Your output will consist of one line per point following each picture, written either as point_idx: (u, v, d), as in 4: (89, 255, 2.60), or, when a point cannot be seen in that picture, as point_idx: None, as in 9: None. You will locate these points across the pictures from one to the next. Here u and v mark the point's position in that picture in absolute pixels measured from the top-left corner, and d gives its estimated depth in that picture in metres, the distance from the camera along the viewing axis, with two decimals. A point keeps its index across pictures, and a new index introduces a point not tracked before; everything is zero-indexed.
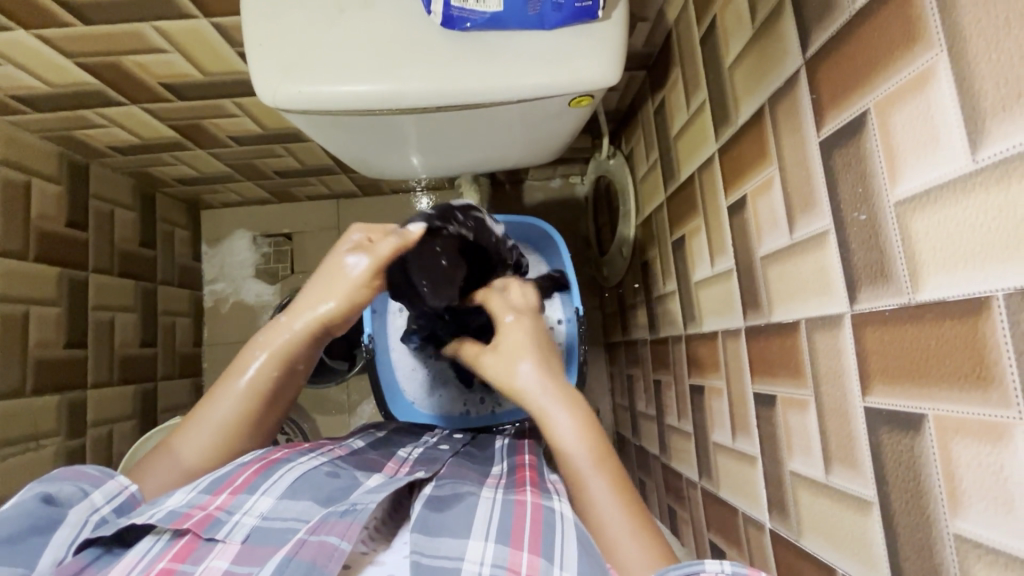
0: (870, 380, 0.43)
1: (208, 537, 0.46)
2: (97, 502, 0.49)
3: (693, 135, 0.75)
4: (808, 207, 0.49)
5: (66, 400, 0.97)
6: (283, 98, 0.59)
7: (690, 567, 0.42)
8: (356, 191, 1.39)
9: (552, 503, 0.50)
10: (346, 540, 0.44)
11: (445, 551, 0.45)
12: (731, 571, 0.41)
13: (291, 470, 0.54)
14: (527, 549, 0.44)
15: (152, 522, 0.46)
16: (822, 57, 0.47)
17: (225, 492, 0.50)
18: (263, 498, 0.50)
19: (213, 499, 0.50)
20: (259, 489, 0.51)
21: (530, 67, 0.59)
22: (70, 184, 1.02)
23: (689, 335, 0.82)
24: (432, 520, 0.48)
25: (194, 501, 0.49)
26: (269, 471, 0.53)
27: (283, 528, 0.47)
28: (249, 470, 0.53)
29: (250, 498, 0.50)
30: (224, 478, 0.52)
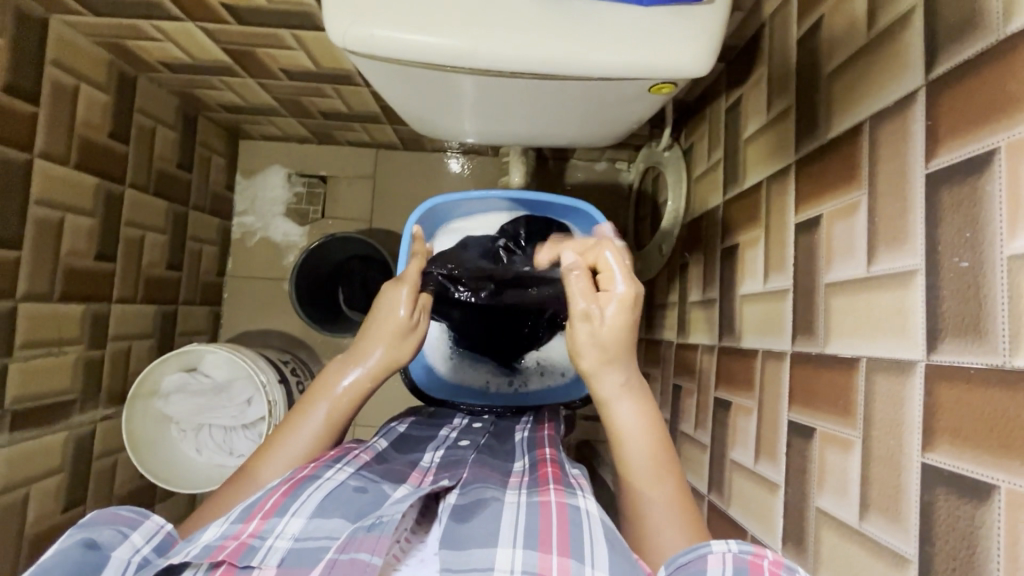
0: (935, 437, 0.41)
1: (244, 564, 0.45)
2: (138, 543, 0.47)
3: (767, 143, 0.71)
4: (895, 242, 0.46)
5: (90, 311, 0.98)
6: (354, 39, 0.55)
7: (697, 550, 0.43)
8: (397, 144, 1.36)
9: (577, 501, 0.51)
10: (377, 554, 0.44)
11: (475, 563, 0.45)
12: (736, 550, 0.43)
13: (320, 486, 0.53)
14: (556, 552, 0.45)
15: (190, 558, 0.45)
16: (948, 81, 0.42)
17: (257, 517, 0.49)
18: (294, 520, 0.48)
19: (245, 527, 0.48)
20: (289, 511, 0.49)
21: (618, 43, 0.55)
22: (117, 94, 1.00)
23: (723, 347, 0.79)
24: (458, 533, 0.48)
25: (228, 531, 0.47)
26: (298, 490, 0.52)
27: (315, 547, 0.46)
28: (279, 492, 0.51)
29: (282, 520, 0.48)
30: (255, 504, 0.50)
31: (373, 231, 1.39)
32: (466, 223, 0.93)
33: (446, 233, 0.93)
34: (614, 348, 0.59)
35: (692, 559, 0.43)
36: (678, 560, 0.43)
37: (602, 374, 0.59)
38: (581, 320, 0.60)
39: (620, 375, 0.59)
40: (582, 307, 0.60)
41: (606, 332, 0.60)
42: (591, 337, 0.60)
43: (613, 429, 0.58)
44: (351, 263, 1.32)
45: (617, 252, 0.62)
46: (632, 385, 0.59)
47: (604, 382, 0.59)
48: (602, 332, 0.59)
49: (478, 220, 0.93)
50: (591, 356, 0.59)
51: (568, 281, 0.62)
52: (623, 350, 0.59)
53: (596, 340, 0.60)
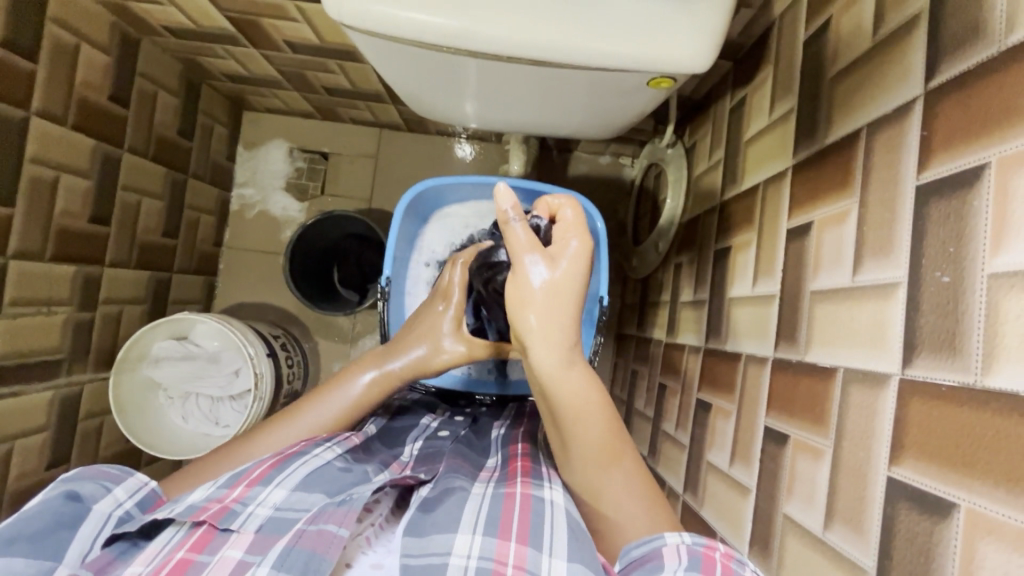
0: (903, 451, 0.40)
1: (223, 528, 0.46)
2: (120, 497, 0.49)
3: (768, 144, 0.70)
4: (882, 252, 0.45)
5: (82, 273, 0.98)
6: (349, 13, 0.54)
7: (652, 542, 0.45)
8: (400, 124, 1.35)
9: (541, 493, 0.51)
10: (344, 527, 0.44)
11: (433, 549, 0.45)
12: (689, 542, 0.45)
13: (306, 462, 0.54)
14: (514, 540, 0.45)
15: (173, 515, 0.47)
16: (946, 91, 0.41)
17: (241, 484, 0.50)
18: (277, 490, 0.50)
19: (230, 492, 0.50)
20: (274, 482, 0.51)
21: (617, 33, 0.54)
22: (119, 57, 0.99)
23: (708, 349, 0.79)
24: (428, 519, 0.48)
25: (213, 495, 0.49)
26: (285, 464, 0.53)
27: (292, 518, 0.47)
28: (266, 464, 0.53)
29: (265, 489, 0.50)
30: (242, 472, 0.52)
31: (372, 212, 1.38)
32: (460, 210, 0.92)
33: (438, 218, 0.92)
34: (557, 304, 0.53)
35: (646, 551, 0.45)
36: (632, 554, 0.45)
37: (536, 336, 0.53)
38: (534, 275, 0.53)
39: (562, 342, 0.54)
40: (531, 258, 0.53)
41: (561, 287, 0.53)
42: (540, 291, 0.53)
43: (555, 400, 0.55)
44: (347, 242, 1.31)
45: (576, 208, 0.56)
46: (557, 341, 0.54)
47: (542, 353, 0.54)
48: (548, 290, 0.53)
49: (473, 207, 0.93)
50: (530, 316, 0.53)
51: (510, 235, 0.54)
52: (558, 303, 0.53)
53: (542, 299, 0.53)
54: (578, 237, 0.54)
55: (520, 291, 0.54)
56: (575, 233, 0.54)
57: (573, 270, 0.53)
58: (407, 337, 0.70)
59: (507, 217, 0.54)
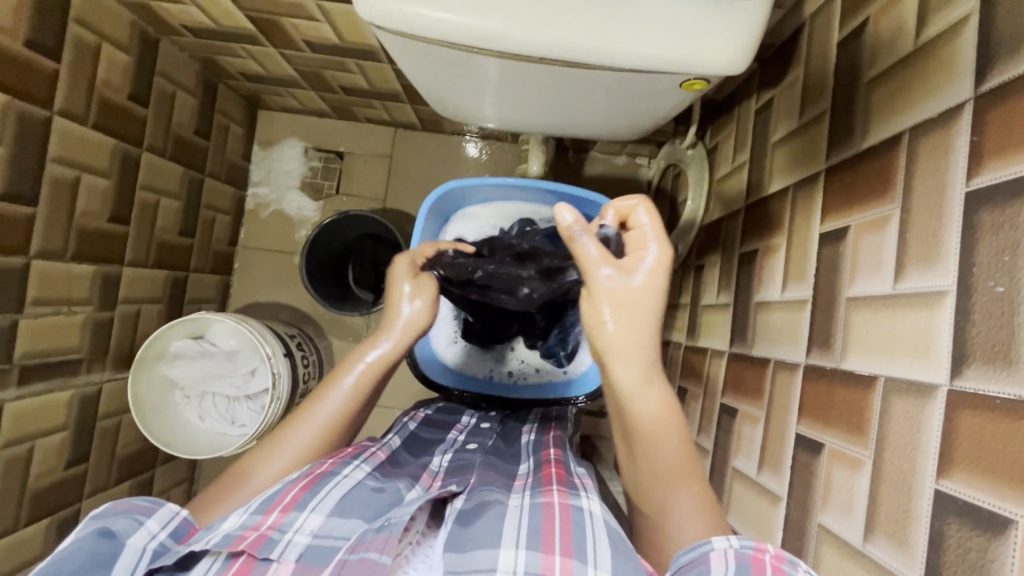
0: (951, 464, 0.40)
1: (263, 557, 0.46)
2: (153, 529, 0.49)
3: (797, 147, 0.68)
4: (926, 259, 0.44)
5: (101, 272, 0.98)
6: (380, 14, 0.54)
7: (700, 548, 0.44)
8: (416, 124, 1.35)
9: (580, 502, 0.51)
10: (386, 555, 0.44)
11: (478, 564, 0.44)
12: (737, 546, 0.44)
13: (339, 483, 0.54)
14: (558, 552, 0.44)
15: (209, 546, 0.46)
16: (999, 95, 0.40)
17: (275, 510, 0.50)
18: (313, 516, 0.49)
19: (265, 519, 0.49)
20: (309, 507, 0.50)
21: (652, 35, 0.53)
22: (139, 56, 0.99)
23: (733, 354, 0.78)
24: (464, 536, 0.48)
25: (247, 522, 0.49)
26: (317, 486, 0.53)
27: (332, 546, 0.47)
28: (298, 486, 0.52)
29: (301, 515, 0.49)
30: (274, 496, 0.51)
31: (387, 212, 1.38)
32: (482, 211, 0.92)
33: (461, 220, 0.92)
34: (635, 318, 0.53)
35: (694, 557, 0.44)
36: (680, 560, 0.44)
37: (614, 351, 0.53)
38: (609, 286, 0.52)
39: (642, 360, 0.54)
40: (605, 272, 0.52)
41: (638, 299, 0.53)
42: (615, 303, 0.53)
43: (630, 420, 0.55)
44: (362, 242, 1.31)
45: (652, 209, 0.55)
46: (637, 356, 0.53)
47: (624, 372, 0.54)
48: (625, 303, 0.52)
49: (495, 208, 0.92)
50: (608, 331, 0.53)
51: (579, 249, 0.54)
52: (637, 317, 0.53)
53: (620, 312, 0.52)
54: (658, 239, 0.53)
55: (595, 304, 0.53)
56: (654, 241, 0.54)
57: (654, 278, 0.52)
58: (388, 316, 0.67)
59: (571, 231, 0.53)
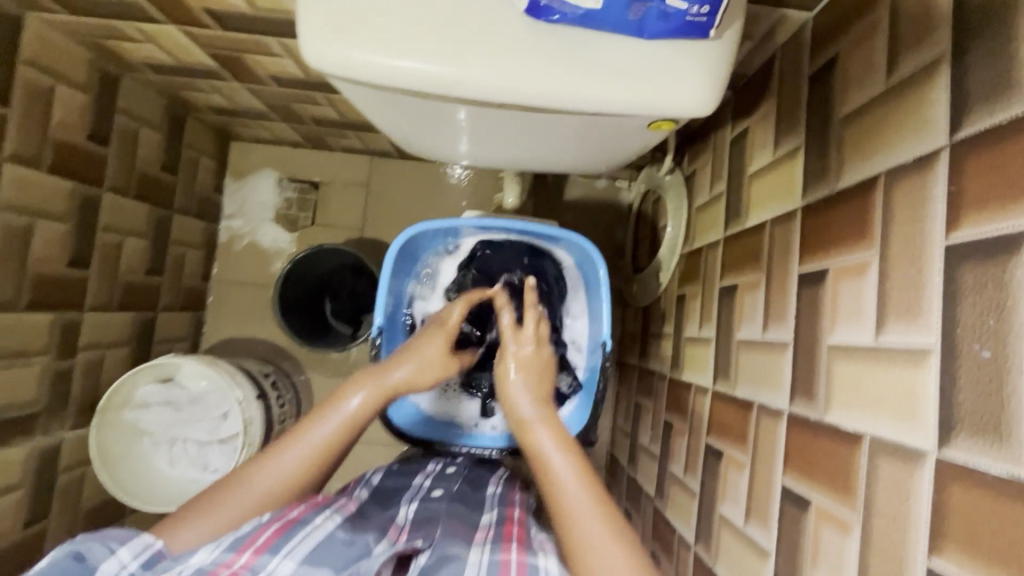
0: (943, 539, 0.37)
1: None
2: (126, 559, 0.47)
3: (774, 181, 0.66)
4: (909, 314, 0.42)
5: (60, 320, 0.94)
6: (331, 62, 0.51)
7: None
8: (392, 152, 1.32)
9: (536, 562, 0.50)
10: None
11: None
12: None
13: (310, 533, 0.51)
14: None
15: None
16: (975, 146, 0.38)
17: (249, 551, 0.47)
18: (285, 562, 0.47)
19: (238, 557, 0.47)
20: (282, 552, 0.48)
21: (615, 79, 0.51)
22: (99, 95, 0.96)
23: (717, 392, 0.76)
24: None
25: (219, 559, 0.46)
26: (291, 531, 0.50)
27: None
28: (271, 528, 0.50)
29: (273, 560, 0.47)
30: (248, 535, 0.49)
31: (364, 242, 1.35)
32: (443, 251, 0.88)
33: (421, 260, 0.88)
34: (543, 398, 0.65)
35: None
36: None
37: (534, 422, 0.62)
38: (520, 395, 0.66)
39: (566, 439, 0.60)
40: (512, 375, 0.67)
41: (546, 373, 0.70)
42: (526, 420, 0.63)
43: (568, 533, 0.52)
44: (340, 273, 1.27)
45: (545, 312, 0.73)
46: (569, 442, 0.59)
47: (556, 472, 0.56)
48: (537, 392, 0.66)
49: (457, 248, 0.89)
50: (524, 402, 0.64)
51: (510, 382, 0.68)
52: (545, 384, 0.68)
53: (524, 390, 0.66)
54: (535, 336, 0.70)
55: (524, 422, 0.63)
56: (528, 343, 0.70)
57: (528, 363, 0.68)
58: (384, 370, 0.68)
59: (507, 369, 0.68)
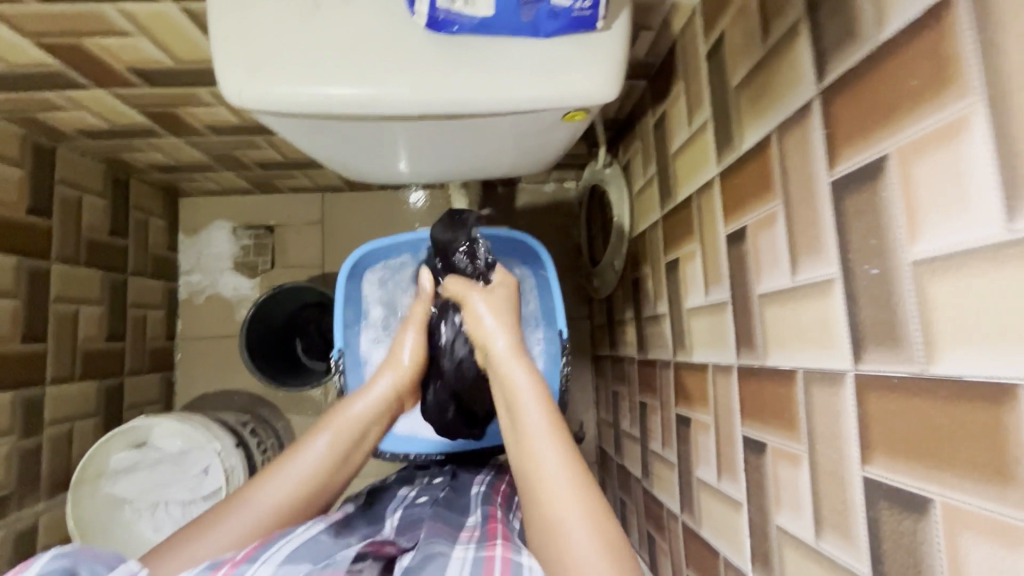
0: (871, 449, 0.39)
1: None
2: None
3: (693, 154, 0.70)
4: (812, 251, 0.46)
5: (21, 397, 0.92)
6: (250, 99, 0.53)
7: None
8: (341, 186, 1.34)
9: (520, 557, 0.53)
10: None
11: None
12: None
13: (289, 541, 0.56)
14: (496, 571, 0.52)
15: None
16: (838, 89, 0.42)
17: (225, 565, 0.52)
18: (263, 566, 0.51)
19: (215, 572, 0.51)
20: (259, 560, 0.52)
21: (520, 79, 0.54)
22: (34, 168, 0.96)
23: (677, 362, 0.79)
24: None
25: (197, 574, 0.51)
26: (266, 545, 0.55)
27: None
28: (247, 546, 0.55)
29: (252, 566, 0.51)
30: (223, 556, 0.53)
31: (327, 277, 1.35)
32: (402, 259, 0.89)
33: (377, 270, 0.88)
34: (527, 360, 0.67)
35: None
36: None
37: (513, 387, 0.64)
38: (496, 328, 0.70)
39: (547, 416, 0.61)
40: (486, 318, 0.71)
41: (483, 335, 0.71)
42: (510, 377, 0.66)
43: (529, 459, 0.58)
44: (307, 312, 1.28)
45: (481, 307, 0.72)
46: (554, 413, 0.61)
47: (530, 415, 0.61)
48: (507, 356, 0.67)
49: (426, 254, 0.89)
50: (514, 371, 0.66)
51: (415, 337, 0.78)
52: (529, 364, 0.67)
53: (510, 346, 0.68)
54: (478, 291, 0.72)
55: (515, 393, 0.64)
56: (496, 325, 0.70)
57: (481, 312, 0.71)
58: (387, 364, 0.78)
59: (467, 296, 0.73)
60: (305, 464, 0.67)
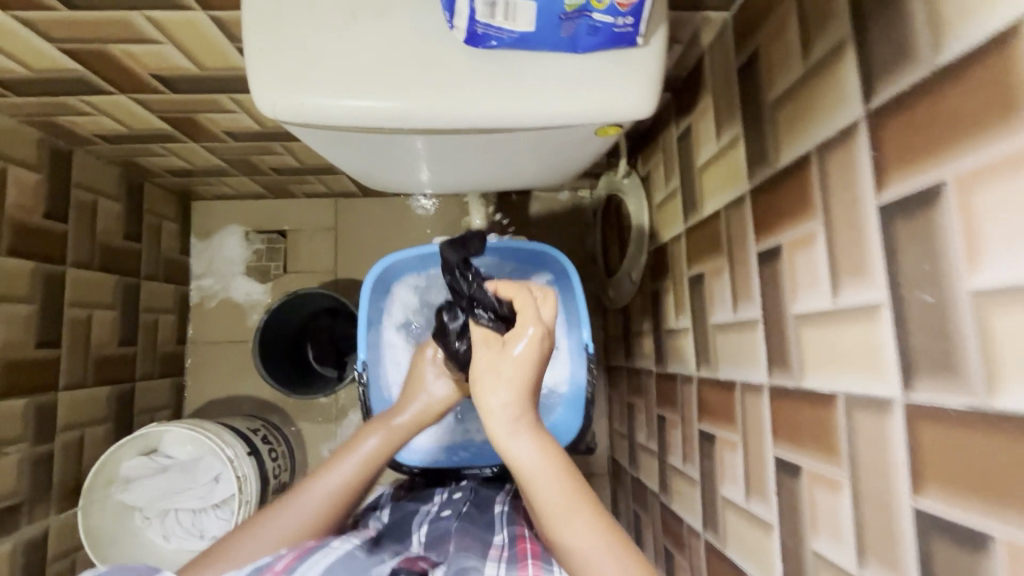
0: (922, 481, 0.39)
1: None
2: None
3: (722, 169, 0.70)
4: (857, 275, 0.45)
5: (34, 403, 0.91)
6: (284, 111, 0.53)
7: None
8: (355, 192, 1.33)
9: None
10: None
11: None
12: None
13: (328, 552, 0.54)
14: None
15: None
16: (888, 113, 0.41)
17: None
18: None
19: None
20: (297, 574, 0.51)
21: (556, 95, 0.54)
22: (51, 172, 0.96)
23: (701, 378, 0.78)
24: None
25: None
26: (307, 556, 0.53)
27: None
28: (287, 558, 0.53)
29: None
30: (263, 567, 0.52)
31: (339, 283, 1.34)
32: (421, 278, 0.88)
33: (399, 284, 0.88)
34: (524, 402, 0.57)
35: None
36: None
37: (497, 412, 0.56)
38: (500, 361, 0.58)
39: (534, 439, 0.55)
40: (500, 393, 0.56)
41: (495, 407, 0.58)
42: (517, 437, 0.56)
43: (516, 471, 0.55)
44: (318, 317, 1.27)
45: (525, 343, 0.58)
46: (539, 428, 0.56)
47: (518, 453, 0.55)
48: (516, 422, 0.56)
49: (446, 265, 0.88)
50: (495, 390, 0.56)
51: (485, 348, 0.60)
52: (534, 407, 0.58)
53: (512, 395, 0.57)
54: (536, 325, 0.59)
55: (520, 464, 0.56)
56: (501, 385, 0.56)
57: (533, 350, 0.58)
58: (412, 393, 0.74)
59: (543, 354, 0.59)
60: (321, 491, 0.65)
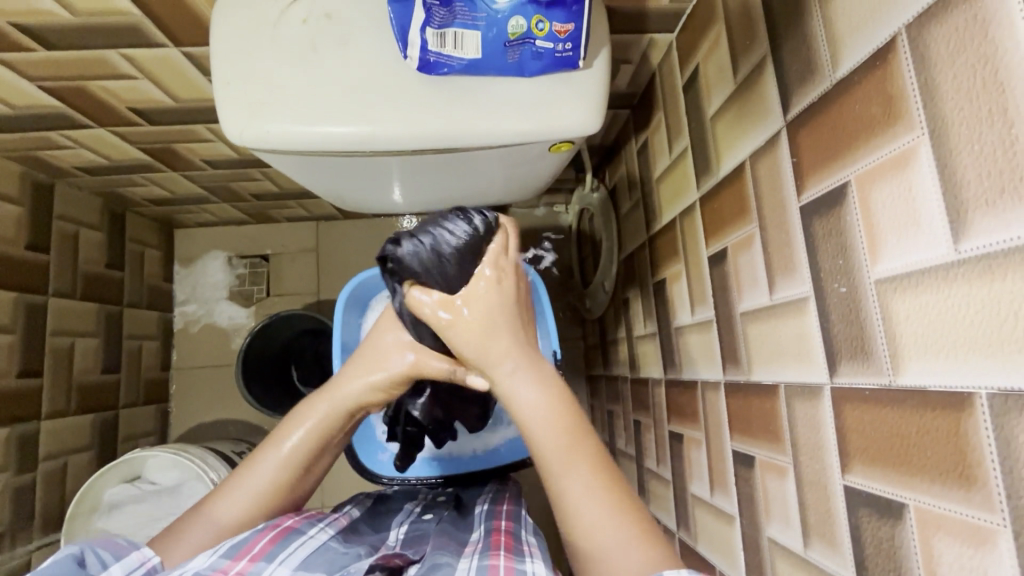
0: (850, 459, 0.41)
1: None
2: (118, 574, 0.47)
3: (675, 178, 0.74)
4: (788, 272, 0.48)
5: (15, 433, 0.92)
6: (251, 138, 0.56)
7: None
8: (335, 215, 1.36)
9: (524, 566, 0.51)
10: None
11: None
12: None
13: (305, 542, 0.54)
14: None
15: None
16: (802, 121, 0.45)
17: (244, 558, 0.49)
18: (280, 567, 0.49)
19: (234, 564, 0.48)
20: (276, 559, 0.50)
21: (507, 115, 0.57)
22: (33, 205, 0.98)
23: (669, 380, 0.80)
24: None
25: (215, 565, 0.48)
26: (285, 540, 0.53)
27: None
28: (265, 538, 0.52)
29: (269, 566, 0.49)
30: (243, 543, 0.51)
31: (321, 304, 1.36)
32: None
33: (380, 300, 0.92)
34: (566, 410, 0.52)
35: None
36: None
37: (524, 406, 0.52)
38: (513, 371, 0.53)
39: (536, 378, 0.53)
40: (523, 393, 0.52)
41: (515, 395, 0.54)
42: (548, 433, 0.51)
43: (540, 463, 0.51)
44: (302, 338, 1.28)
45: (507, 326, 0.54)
46: (542, 375, 0.53)
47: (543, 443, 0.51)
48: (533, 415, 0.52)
49: None
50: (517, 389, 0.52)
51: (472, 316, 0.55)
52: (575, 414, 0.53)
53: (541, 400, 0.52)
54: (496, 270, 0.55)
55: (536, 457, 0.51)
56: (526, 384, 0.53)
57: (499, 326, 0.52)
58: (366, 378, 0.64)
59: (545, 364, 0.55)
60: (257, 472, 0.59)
